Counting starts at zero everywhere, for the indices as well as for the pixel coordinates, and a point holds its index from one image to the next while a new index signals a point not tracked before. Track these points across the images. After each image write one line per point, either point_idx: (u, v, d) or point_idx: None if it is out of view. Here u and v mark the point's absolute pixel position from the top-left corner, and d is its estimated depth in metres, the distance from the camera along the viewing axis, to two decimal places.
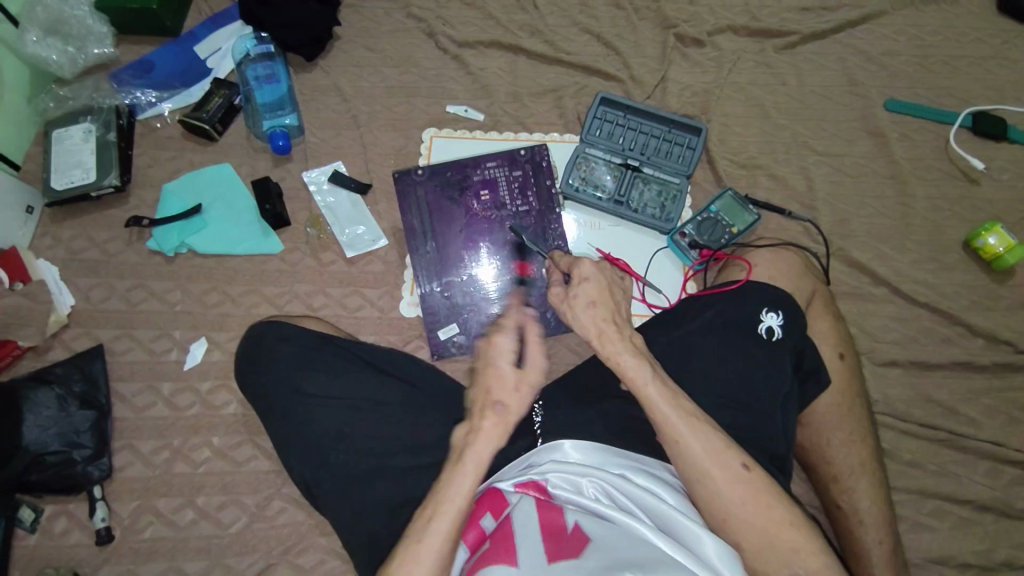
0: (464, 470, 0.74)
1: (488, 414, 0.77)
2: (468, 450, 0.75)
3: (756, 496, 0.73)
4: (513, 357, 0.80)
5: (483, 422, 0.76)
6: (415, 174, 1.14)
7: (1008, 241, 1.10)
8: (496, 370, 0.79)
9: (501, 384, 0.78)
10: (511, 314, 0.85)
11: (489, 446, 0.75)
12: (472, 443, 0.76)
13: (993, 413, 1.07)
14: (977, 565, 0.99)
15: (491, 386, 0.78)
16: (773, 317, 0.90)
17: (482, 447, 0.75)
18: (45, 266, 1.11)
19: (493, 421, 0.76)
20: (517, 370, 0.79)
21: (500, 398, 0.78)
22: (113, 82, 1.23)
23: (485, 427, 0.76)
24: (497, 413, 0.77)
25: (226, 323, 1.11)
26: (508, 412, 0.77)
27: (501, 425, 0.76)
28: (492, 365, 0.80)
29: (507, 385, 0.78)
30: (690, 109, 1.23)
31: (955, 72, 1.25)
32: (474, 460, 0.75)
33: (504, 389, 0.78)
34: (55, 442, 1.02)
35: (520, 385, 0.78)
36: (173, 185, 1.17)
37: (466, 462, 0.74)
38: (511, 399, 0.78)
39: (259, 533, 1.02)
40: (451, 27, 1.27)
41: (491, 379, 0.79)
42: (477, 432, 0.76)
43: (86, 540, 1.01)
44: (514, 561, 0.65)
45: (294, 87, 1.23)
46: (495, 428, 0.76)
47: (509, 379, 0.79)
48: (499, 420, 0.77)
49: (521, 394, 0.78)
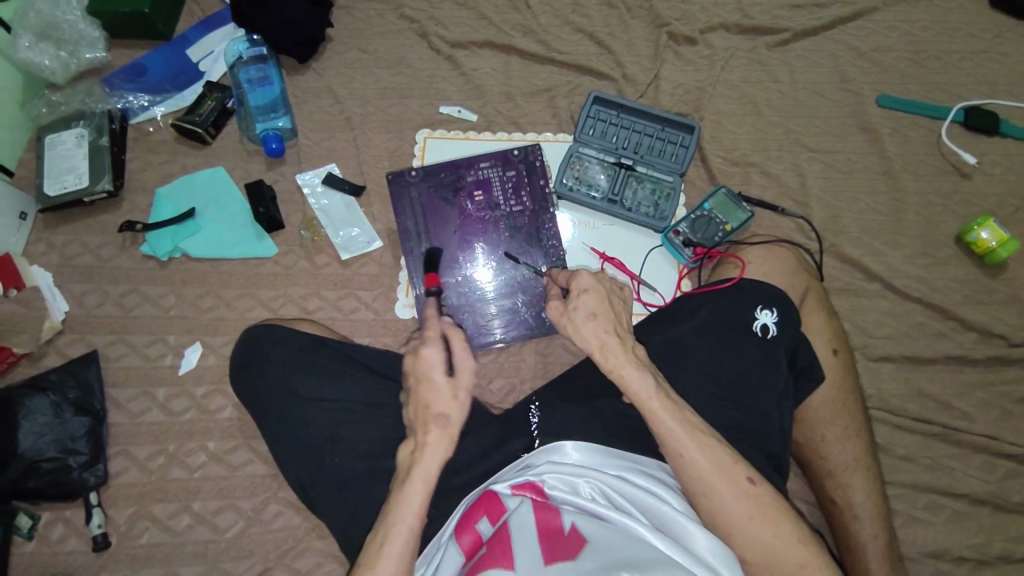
0: (414, 487, 0.75)
1: (431, 427, 0.77)
2: (414, 467, 0.76)
3: (744, 494, 0.75)
4: (443, 368, 0.80)
5: (428, 437, 0.77)
6: (408, 175, 1.13)
7: (1001, 235, 1.11)
8: (428, 383, 0.79)
9: (437, 397, 0.78)
10: (428, 324, 0.83)
11: (435, 459, 0.76)
12: (418, 460, 0.76)
13: (987, 407, 1.07)
14: (972, 558, 1.00)
15: (430, 400, 0.78)
16: (768, 314, 0.90)
17: (429, 461, 0.76)
18: (39, 273, 1.11)
19: (437, 434, 0.77)
20: (449, 380, 0.79)
21: (439, 410, 0.78)
22: (105, 87, 1.23)
23: (430, 440, 0.76)
24: (441, 425, 0.77)
25: (221, 327, 1.11)
26: (451, 423, 0.77)
27: (445, 436, 0.77)
28: (425, 380, 0.79)
29: (443, 397, 0.78)
30: (683, 107, 1.23)
31: (947, 67, 1.26)
32: (420, 476, 0.75)
33: (440, 400, 0.78)
34: (50, 449, 1.02)
35: (455, 394, 0.79)
36: (167, 189, 1.17)
37: (414, 479, 0.75)
38: (452, 409, 0.78)
39: (256, 537, 1.02)
40: (443, 28, 1.27)
41: (425, 393, 0.79)
42: (422, 448, 0.76)
43: (83, 547, 1.01)
44: (512, 564, 0.65)
45: (286, 89, 1.23)
46: (441, 440, 0.77)
47: (444, 391, 0.78)
48: (442, 431, 0.77)
49: (457, 404, 0.79)
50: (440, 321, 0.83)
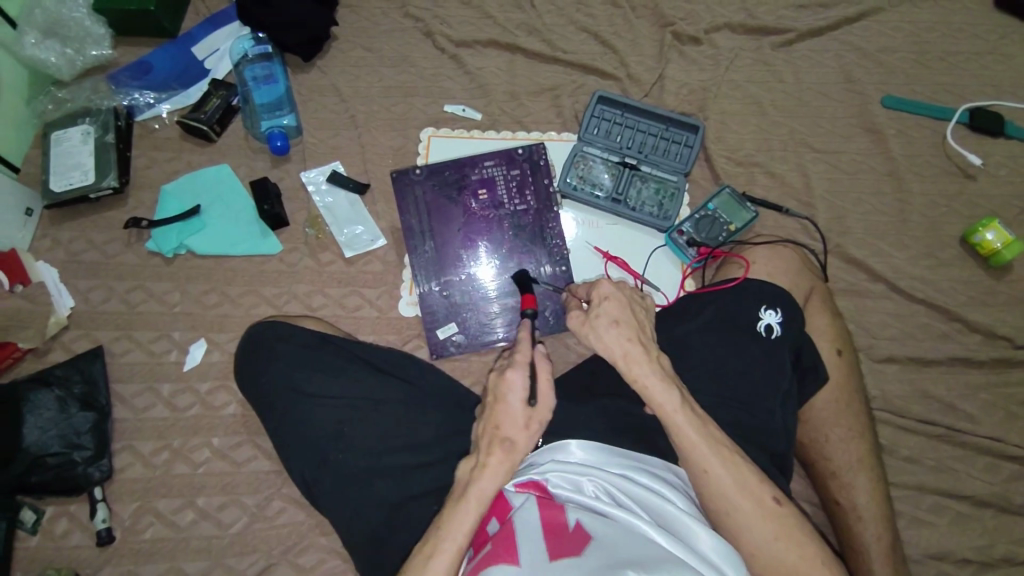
0: (468, 507, 0.73)
1: (496, 450, 0.75)
2: (470, 485, 0.74)
3: (766, 512, 0.76)
4: (526, 395, 0.78)
5: (490, 459, 0.75)
6: (412, 174, 1.14)
7: (1006, 236, 1.10)
8: (504, 404, 0.78)
9: (512, 421, 0.77)
10: (521, 345, 0.82)
11: (494, 483, 0.74)
12: (476, 479, 0.74)
13: (991, 409, 1.07)
14: (975, 560, 0.99)
15: (502, 422, 0.77)
16: (773, 314, 0.90)
17: (486, 484, 0.74)
18: (45, 269, 1.12)
19: (498, 458, 0.75)
20: (527, 407, 0.77)
21: (509, 435, 0.76)
22: (111, 84, 1.23)
23: (491, 462, 0.75)
24: (506, 450, 0.75)
25: (225, 323, 1.12)
26: (515, 450, 0.75)
27: (508, 461, 0.75)
28: (502, 400, 0.78)
29: (518, 422, 0.77)
30: (687, 107, 1.23)
31: (952, 68, 1.25)
32: (476, 498, 0.73)
33: (513, 426, 0.76)
34: (55, 444, 1.03)
35: (530, 423, 0.77)
36: (172, 186, 1.17)
37: (469, 498, 0.73)
38: (520, 438, 0.76)
39: (259, 533, 1.02)
40: (448, 27, 1.27)
41: (499, 413, 0.77)
42: (483, 469, 0.75)
43: (87, 541, 1.01)
44: (516, 562, 0.65)
45: (292, 87, 1.23)
46: (502, 464, 0.75)
47: (520, 417, 0.77)
48: (506, 458, 0.75)
49: (527, 431, 0.76)
50: (533, 346, 0.82)
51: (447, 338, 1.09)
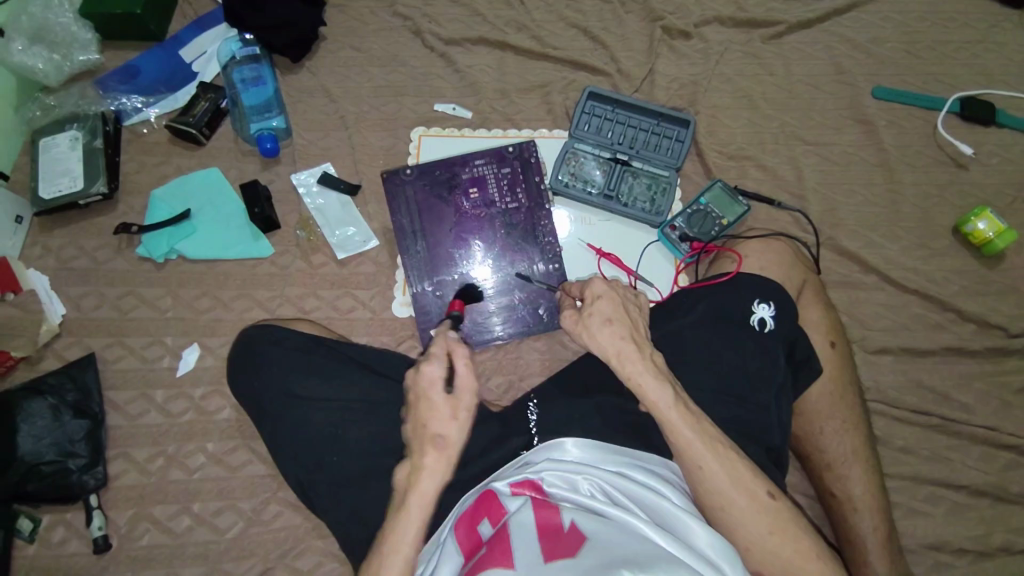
0: (408, 516, 0.75)
1: (429, 448, 0.77)
2: (409, 491, 0.76)
3: (762, 508, 0.76)
4: (442, 386, 0.79)
5: (424, 458, 0.76)
6: (403, 174, 1.13)
7: (998, 226, 1.10)
8: (427, 401, 0.79)
9: (437, 416, 0.78)
10: (435, 341, 0.83)
11: (434, 481, 0.76)
12: (416, 482, 0.76)
13: (985, 398, 1.07)
14: (972, 549, 1.00)
15: (428, 419, 0.78)
16: (765, 308, 0.90)
17: (426, 485, 0.75)
18: (36, 276, 1.11)
19: (434, 456, 0.76)
20: (448, 399, 0.79)
21: (438, 430, 0.77)
22: (98, 89, 1.22)
23: (428, 462, 0.76)
24: (438, 446, 0.77)
25: (218, 328, 1.11)
26: (448, 445, 0.77)
27: (443, 458, 0.77)
28: (425, 398, 0.79)
29: (442, 416, 0.78)
30: (678, 102, 1.22)
31: (942, 58, 1.25)
32: (418, 503, 0.75)
33: (438, 420, 0.78)
34: (49, 452, 1.02)
35: (456, 414, 0.78)
36: (162, 191, 1.17)
37: (410, 506, 0.75)
38: (449, 431, 0.77)
39: (257, 537, 1.02)
40: (436, 25, 1.26)
41: (424, 409, 0.79)
42: (419, 470, 0.76)
43: (84, 549, 1.01)
44: (511, 563, 0.65)
45: (280, 89, 1.22)
46: (439, 461, 0.76)
47: (443, 409, 0.78)
48: (440, 453, 0.77)
49: (456, 422, 0.78)
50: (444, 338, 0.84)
51: None
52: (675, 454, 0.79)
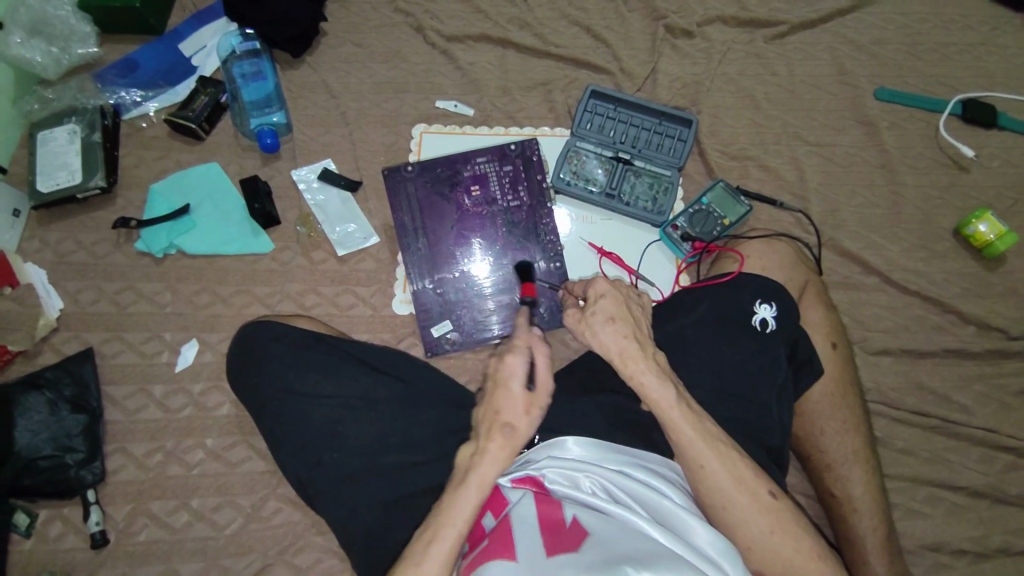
0: (467, 492, 0.73)
1: (495, 435, 0.75)
2: (471, 471, 0.74)
3: (763, 506, 0.76)
4: (524, 379, 0.78)
5: (489, 444, 0.75)
6: (405, 170, 1.12)
7: (999, 228, 1.10)
8: (506, 390, 0.77)
9: (512, 406, 0.76)
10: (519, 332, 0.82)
11: (494, 469, 0.74)
12: (476, 465, 0.74)
13: (985, 400, 1.07)
14: (971, 551, 1.00)
15: (502, 406, 0.76)
16: (767, 308, 0.90)
17: (487, 472, 0.74)
18: (34, 270, 1.11)
19: (499, 443, 0.75)
20: (527, 394, 0.77)
21: (508, 418, 0.76)
22: (98, 82, 1.21)
23: (491, 448, 0.75)
24: (505, 435, 0.75)
25: (217, 323, 1.11)
26: (515, 435, 0.75)
27: (507, 448, 0.75)
28: (504, 386, 0.77)
29: (517, 406, 0.76)
30: (680, 101, 1.22)
31: (944, 59, 1.25)
32: (477, 483, 0.73)
33: (513, 410, 0.76)
34: (47, 447, 1.02)
35: (530, 409, 0.76)
36: (161, 185, 1.16)
37: (471, 483, 0.73)
38: (520, 421, 0.76)
39: (255, 534, 1.01)
40: (439, 22, 1.26)
41: (501, 399, 0.77)
42: (482, 455, 0.75)
43: (81, 544, 1.00)
44: (512, 560, 0.64)
45: (280, 84, 1.22)
46: (501, 450, 0.75)
47: (520, 402, 0.76)
48: (505, 441, 0.75)
49: (528, 416, 0.76)
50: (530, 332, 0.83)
51: (441, 336, 1.09)
52: (676, 453, 0.79)
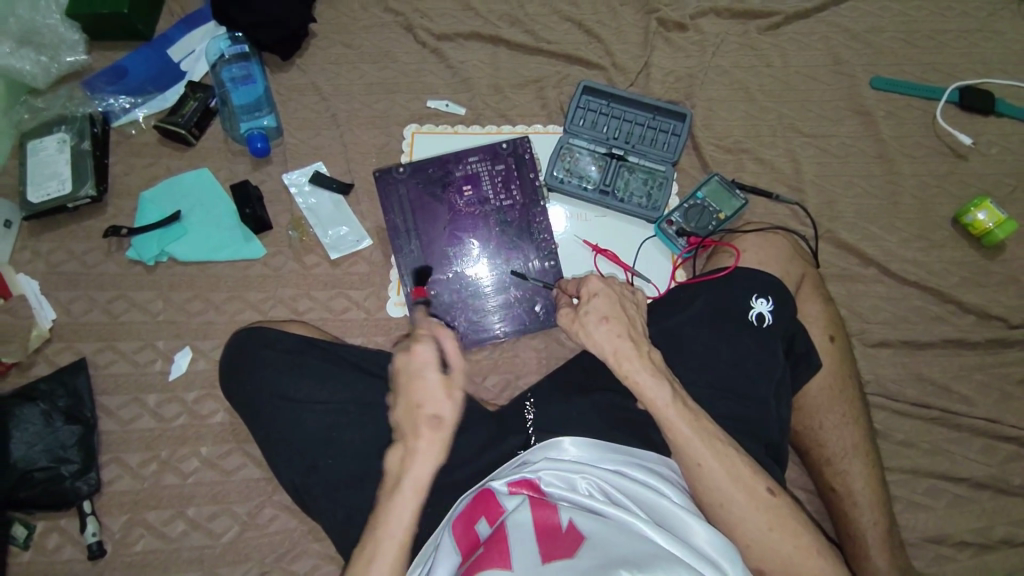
0: (404, 496, 0.73)
1: (422, 429, 0.75)
2: (403, 475, 0.74)
3: (762, 504, 0.75)
4: (436, 366, 0.77)
5: (419, 441, 0.74)
6: (396, 172, 1.11)
7: (998, 216, 1.09)
8: (419, 382, 0.76)
9: (429, 395, 0.76)
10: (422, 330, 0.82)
11: (427, 464, 0.74)
12: (409, 466, 0.74)
13: (987, 390, 1.06)
14: (975, 543, 0.99)
15: (423, 398, 0.76)
16: (764, 302, 0.89)
17: (420, 468, 0.74)
18: (25, 281, 1.10)
19: (429, 438, 0.74)
20: (442, 378, 0.77)
21: (433, 410, 0.75)
22: (86, 91, 1.20)
23: (422, 444, 0.74)
24: (433, 428, 0.75)
25: (210, 330, 1.10)
26: (443, 424, 0.75)
27: (436, 439, 0.75)
28: (415, 377, 0.77)
29: (436, 395, 0.76)
30: (674, 95, 1.21)
31: (940, 46, 1.24)
32: (412, 485, 0.73)
33: (433, 400, 0.76)
34: (42, 458, 1.01)
35: (451, 393, 0.76)
36: (151, 192, 1.15)
37: (404, 488, 0.73)
38: (445, 410, 0.75)
39: (252, 541, 1.01)
40: (429, 21, 1.25)
41: (417, 389, 0.76)
42: (413, 452, 0.74)
43: (78, 555, 1.00)
44: (509, 564, 0.63)
45: (270, 87, 1.21)
46: (433, 443, 0.74)
47: (438, 390, 0.76)
48: (433, 433, 0.75)
49: (449, 402, 0.76)
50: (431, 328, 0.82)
51: None
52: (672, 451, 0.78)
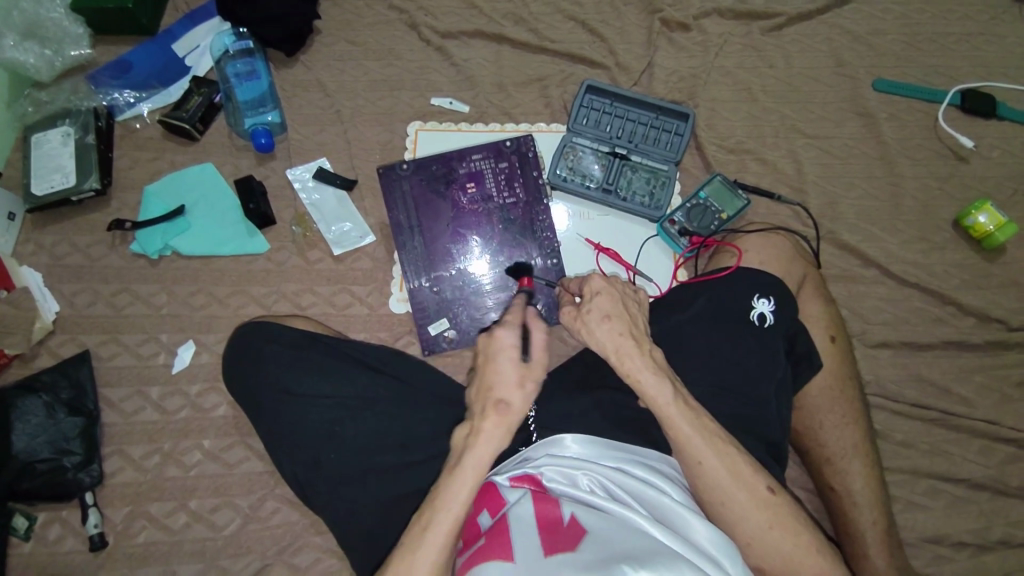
0: (464, 474, 0.72)
1: (490, 413, 0.74)
2: (467, 453, 0.73)
3: (762, 503, 0.75)
4: (517, 353, 0.77)
5: (484, 423, 0.74)
6: (399, 169, 1.12)
7: (998, 218, 1.10)
8: (495, 364, 0.76)
9: (501, 381, 0.75)
10: (512, 312, 0.82)
11: (490, 448, 0.73)
12: (471, 446, 0.73)
13: (986, 391, 1.07)
14: (972, 543, 0.99)
15: (496, 384, 0.75)
16: (765, 303, 0.90)
17: (481, 451, 0.73)
18: (29, 273, 1.10)
19: (494, 422, 0.73)
20: (520, 364, 0.76)
21: (503, 395, 0.74)
22: (91, 84, 1.20)
23: (487, 426, 0.73)
24: (499, 412, 0.74)
25: (213, 324, 1.10)
26: (510, 411, 0.74)
27: (504, 424, 0.73)
28: (492, 360, 0.77)
29: (508, 381, 0.75)
30: (677, 95, 1.21)
31: (943, 49, 1.24)
32: (473, 466, 0.72)
33: (504, 386, 0.75)
34: (43, 450, 1.01)
35: (523, 381, 0.75)
36: (155, 186, 1.16)
37: (466, 468, 0.72)
38: (515, 398, 0.74)
39: (254, 534, 1.01)
40: (433, 18, 1.25)
41: (494, 373, 0.76)
42: (478, 434, 0.73)
43: (80, 546, 1.00)
44: (510, 557, 0.64)
45: (274, 83, 1.21)
46: (498, 428, 0.73)
47: (511, 374, 0.75)
48: (501, 420, 0.74)
49: (522, 391, 0.75)
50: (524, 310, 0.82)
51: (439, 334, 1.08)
52: (674, 450, 0.79)
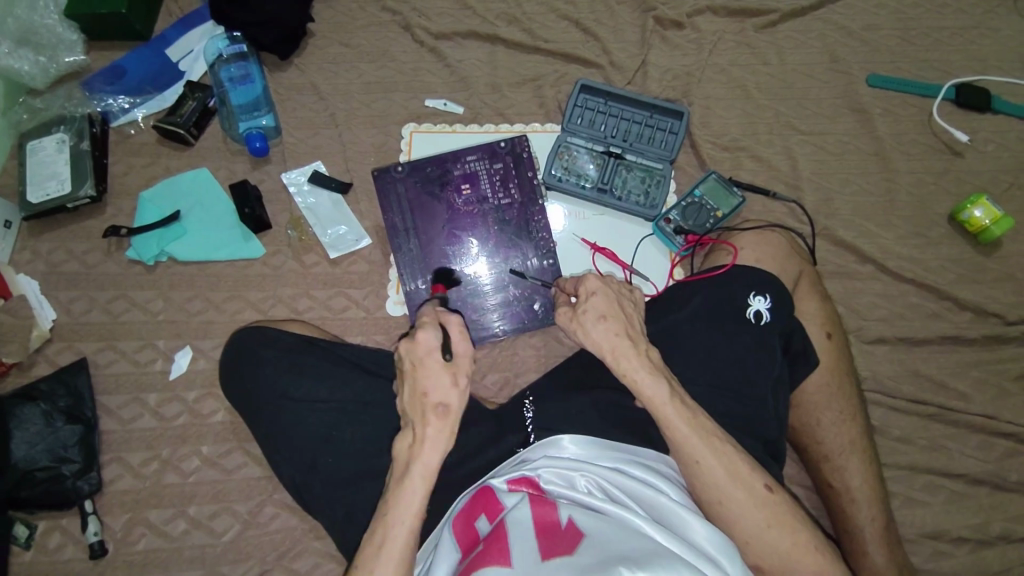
0: (412, 484, 0.72)
1: (431, 418, 0.74)
2: (413, 463, 0.73)
3: (760, 501, 0.76)
4: (440, 353, 0.77)
5: (427, 428, 0.74)
6: (394, 171, 1.11)
7: (994, 213, 1.09)
8: (423, 368, 0.76)
9: (432, 383, 0.75)
10: (424, 314, 0.81)
11: (437, 452, 0.73)
12: (418, 454, 0.73)
13: (983, 386, 1.07)
14: (971, 538, 1.00)
15: (428, 387, 0.75)
16: (761, 300, 0.89)
17: (429, 456, 0.73)
18: (26, 282, 1.10)
19: (436, 426, 0.74)
20: (445, 364, 0.76)
21: (438, 397, 0.75)
22: (85, 90, 1.20)
23: (430, 430, 0.74)
24: (441, 415, 0.74)
25: (210, 330, 1.11)
26: (450, 411, 0.74)
27: (446, 425, 0.74)
28: (420, 364, 0.76)
29: (441, 382, 0.75)
30: (671, 93, 1.21)
31: (936, 44, 1.24)
32: (421, 472, 0.73)
33: (438, 387, 0.75)
34: (42, 459, 1.02)
35: (456, 379, 0.76)
36: (150, 192, 1.16)
37: (414, 476, 0.73)
38: (452, 398, 0.75)
39: (254, 539, 1.02)
40: (426, 19, 1.25)
41: (423, 377, 0.76)
42: (421, 441, 0.74)
43: (80, 554, 1.01)
44: (508, 562, 0.64)
45: (268, 87, 1.21)
46: (441, 430, 0.74)
47: (441, 376, 0.75)
48: (443, 421, 0.74)
49: (458, 389, 0.75)
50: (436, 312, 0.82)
51: None
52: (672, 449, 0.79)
